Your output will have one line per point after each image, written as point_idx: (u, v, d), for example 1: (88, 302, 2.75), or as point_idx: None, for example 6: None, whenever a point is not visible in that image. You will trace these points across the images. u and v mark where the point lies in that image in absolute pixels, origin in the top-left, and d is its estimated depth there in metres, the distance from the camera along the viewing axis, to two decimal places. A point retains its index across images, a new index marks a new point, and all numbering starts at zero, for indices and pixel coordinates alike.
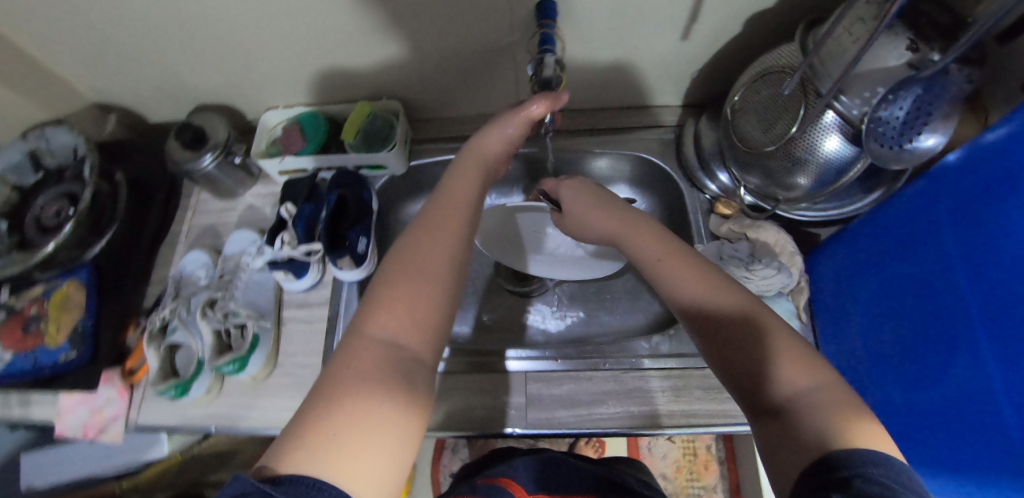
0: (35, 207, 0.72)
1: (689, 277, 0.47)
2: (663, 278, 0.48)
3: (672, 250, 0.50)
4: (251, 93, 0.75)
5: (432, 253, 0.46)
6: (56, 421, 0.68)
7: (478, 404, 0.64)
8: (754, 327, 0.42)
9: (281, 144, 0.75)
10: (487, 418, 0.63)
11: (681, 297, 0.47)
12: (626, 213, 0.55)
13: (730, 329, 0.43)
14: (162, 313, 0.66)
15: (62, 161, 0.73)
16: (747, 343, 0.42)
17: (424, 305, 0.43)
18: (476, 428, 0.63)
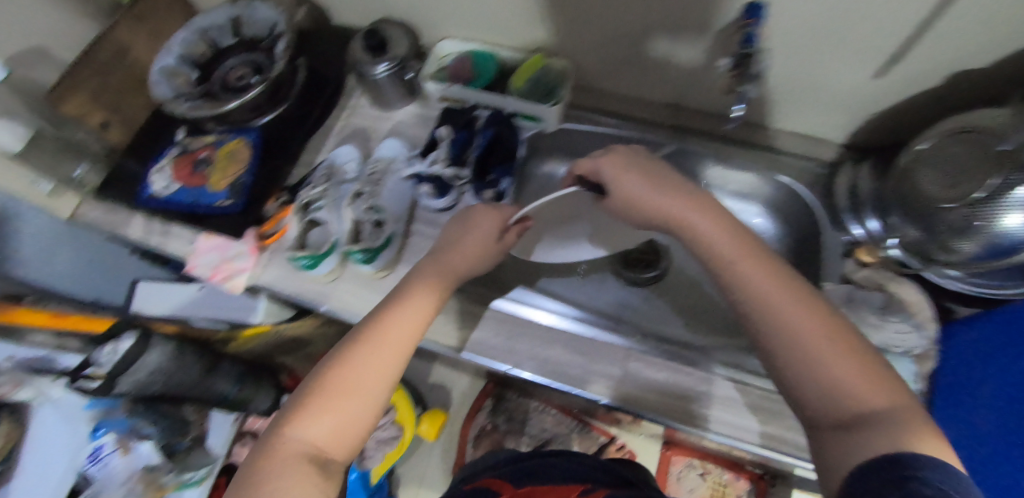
0: (224, 66, 0.78)
1: (773, 282, 0.46)
2: (745, 281, 0.47)
3: (759, 260, 0.47)
4: (435, 18, 0.79)
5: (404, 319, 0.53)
6: (189, 258, 0.74)
7: (573, 364, 0.65)
8: (837, 339, 0.42)
9: (450, 72, 0.78)
10: (579, 379, 0.64)
11: (764, 305, 0.45)
12: (693, 194, 0.54)
13: (809, 341, 0.42)
14: (312, 191, 0.71)
15: (257, 33, 0.79)
16: (830, 359, 0.41)
17: (379, 371, 0.49)
18: (566, 385, 0.64)
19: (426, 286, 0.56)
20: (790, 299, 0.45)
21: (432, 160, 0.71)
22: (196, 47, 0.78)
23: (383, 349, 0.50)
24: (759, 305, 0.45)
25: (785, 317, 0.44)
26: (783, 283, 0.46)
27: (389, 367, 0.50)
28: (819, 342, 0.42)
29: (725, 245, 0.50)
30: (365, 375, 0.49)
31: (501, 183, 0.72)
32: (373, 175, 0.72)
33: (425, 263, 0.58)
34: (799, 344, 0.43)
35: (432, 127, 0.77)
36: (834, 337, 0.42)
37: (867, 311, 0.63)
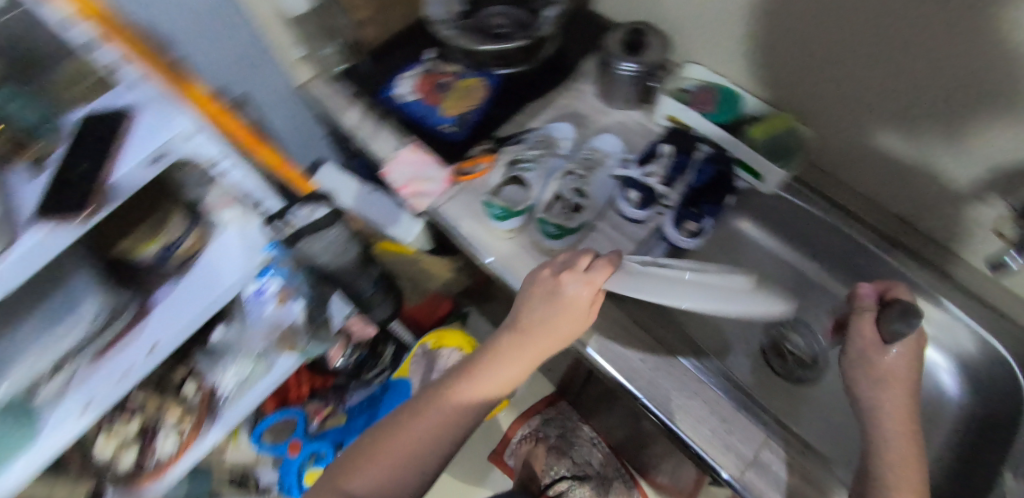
0: (489, 12, 0.81)
1: (897, 406, 0.51)
2: (890, 411, 0.51)
3: (900, 387, 0.53)
4: (697, 38, 0.78)
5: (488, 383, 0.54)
6: (388, 162, 0.76)
7: (706, 425, 0.62)
8: (906, 461, 0.48)
9: (690, 97, 0.77)
10: (708, 443, 0.61)
11: (875, 422, 0.52)
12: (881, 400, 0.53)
13: (894, 479, 0.47)
14: (528, 152, 0.73)
15: None
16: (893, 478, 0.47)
17: (434, 435, 0.53)
18: (693, 442, 0.61)
19: (515, 359, 0.53)
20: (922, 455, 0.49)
21: (646, 171, 0.72)
22: None
23: (428, 422, 0.53)
24: (885, 422, 0.51)
25: (900, 455, 0.48)
26: (908, 433, 0.50)
27: (432, 442, 0.52)
28: (911, 459, 0.48)
29: (891, 364, 0.54)
30: (414, 441, 0.52)
31: (702, 222, 0.71)
32: (587, 161, 0.73)
33: (508, 332, 0.54)
34: (881, 465, 0.48)
35: (652, 139, 0.76)
36: (911, 463, 0.48)
37: None
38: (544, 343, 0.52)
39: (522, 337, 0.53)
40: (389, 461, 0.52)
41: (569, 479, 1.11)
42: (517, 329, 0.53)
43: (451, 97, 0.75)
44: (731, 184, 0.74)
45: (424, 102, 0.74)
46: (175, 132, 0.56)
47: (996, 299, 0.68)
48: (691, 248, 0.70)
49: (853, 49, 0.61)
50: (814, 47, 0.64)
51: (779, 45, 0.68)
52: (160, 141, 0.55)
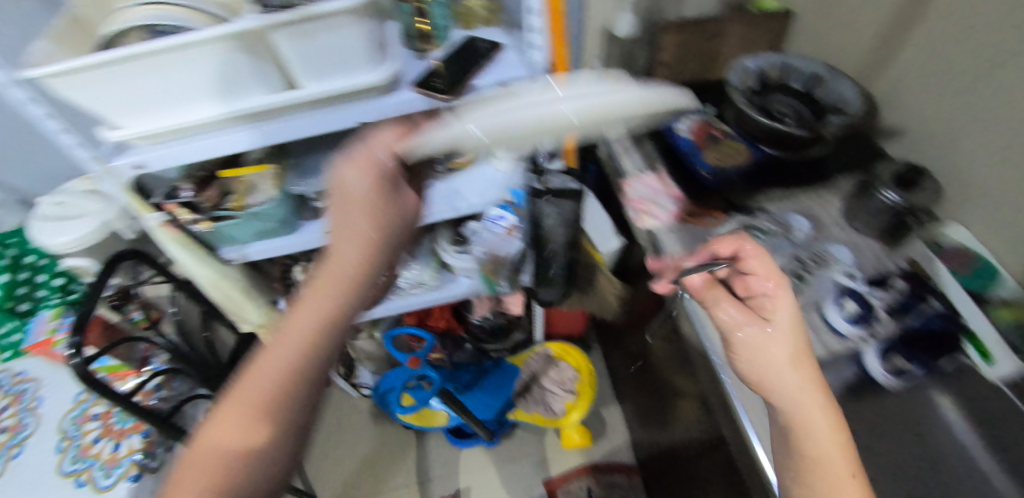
0: (777, 98, 0.86)
1: (795, 399, 0.48)
2: (766, 377, 0.50)
3: (783, 294, 0.54)
4: (975, 204, 0.76)
5: (284, 348, 0.48)
6: (632, 177, 0.87)
7: None
8: (824, 443, 0.45)
9: (945, 253, 0.76)
10: None
11: (767, 385, 0.50)
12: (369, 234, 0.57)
13: (793, 423, 0.47)
14: (764, 223, 0.78)
15: (824, 98, 0.84)
16: (828, 466, 0.44)
17: (277, 384, 0.47)
18: None
19: (301, 321, 0.50)
20: (777, 334, 0.51)
21: (871, 292, 0.71)
22: (774, 71, 0.87)
23: (261, 372, 0.47)
24: (757, 367, 0.51)
25: (792, 402, 0.48)
26: (821, 403, 0.47)
27: (274, 383, 0.47)
28: (783, 358, 0.50)
29: (746, 334, 0.53)
30: (261, 378, 0.47)
31: (909, 368, 0.68)
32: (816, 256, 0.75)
33: (306, 288, 0.53)
34: (805, 447, 0.46)
35: (890, 270, 0.77)
36: (835, 429, 0.46)
37: None
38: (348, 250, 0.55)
39: (349, 236, 0.56)
40: (282, 391, 0.47)
41: None
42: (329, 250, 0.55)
43: (716, 150, 0.80)
44: (954, 349, 0.70)
45: (692, 142, 0.80)
46: (533, 75, 0.68)
47: None
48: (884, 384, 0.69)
49: None
50: None
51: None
52: (519, 76, 0.68)
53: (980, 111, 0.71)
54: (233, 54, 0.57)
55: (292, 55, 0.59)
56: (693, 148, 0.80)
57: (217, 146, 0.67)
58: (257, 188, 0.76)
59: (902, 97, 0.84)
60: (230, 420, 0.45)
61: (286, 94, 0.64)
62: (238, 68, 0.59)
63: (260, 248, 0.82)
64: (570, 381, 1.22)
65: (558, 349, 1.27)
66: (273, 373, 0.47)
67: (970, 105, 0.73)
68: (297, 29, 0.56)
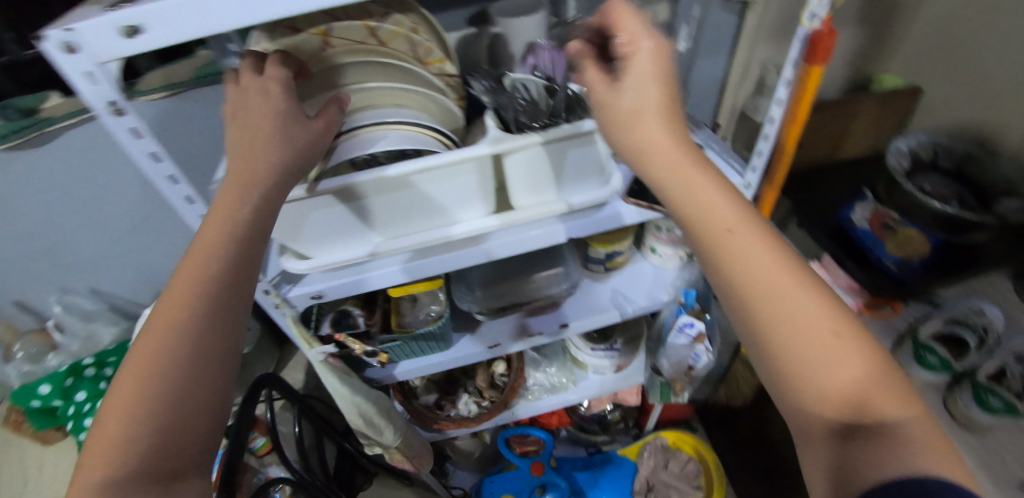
0: (933, 177, 0.85)
1: (762, 265, 0.35)
2: (730, 260, 0.36)
3: (657, 117, 0.36)
4: None
5: (192, 286, 0.37)
6: None
7: None
8: (830, 343, 0.33)
9: None
10: None
11: (730, 250, 0.36)
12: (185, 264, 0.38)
13: (822, 328, 0.34)
14: (976, 318, 0.71)
15: (983, 176, 0.83)
16: (851, 369, 0.33)
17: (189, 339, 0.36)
18: None
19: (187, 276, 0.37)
20: (705, 191, 0.37)
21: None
22: (924, 149, 0.86)
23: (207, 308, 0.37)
24: (710, 245, 0.36)
25: (718, 232, 0.36)
26: (780, 265, 0.35)
27: (186, 343, 0.36)
28: (769, 263, 0.35)
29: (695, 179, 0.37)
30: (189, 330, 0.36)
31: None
32: None
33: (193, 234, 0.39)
34: (827, 355, 0.33)
35: None
36: (836, 337, 0.34)
37: None
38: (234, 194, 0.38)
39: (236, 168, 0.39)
40: (217, 316, 0.37)
41: None
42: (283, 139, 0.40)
43: (898, 238, 0.77)
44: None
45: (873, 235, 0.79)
46: (743, 182, 0.63)
47: None
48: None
49: None
50: None
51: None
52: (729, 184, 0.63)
53: None
54: (466, 178, 0.51)
55: (519, 178, 0.53)
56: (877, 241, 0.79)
57: (398, 272, 0.58)
58: (421, 305, 0.70)
59: None
60: (135, 383, 0.34)
61: (508, 216, 0.57)
62: (461, 189, 0.53)
63: (407, 366, 0.73)
64: (696, 475, 1.08)
65: (673, 438, 1.13)
66: (181, 322, 0.36)
67: None
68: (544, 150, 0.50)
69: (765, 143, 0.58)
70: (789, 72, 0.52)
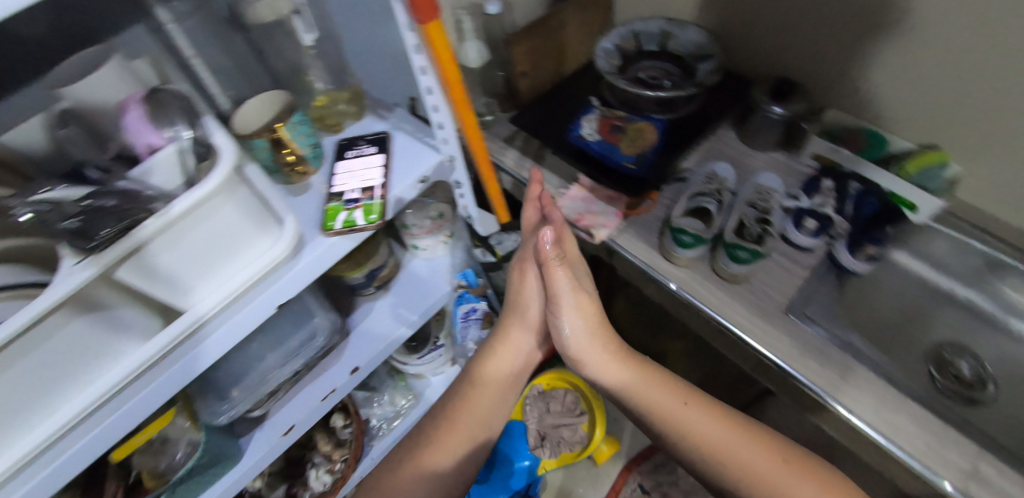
0: (641, 64, 0.90)
1: (719, 432, 0.59)
2: (684, 422, 0.61)
3: (630, 356, 0.67)
4: (834, 89, 0.85)
5: (471, 418, 0.68)
6: (557, 198, 0.84)
7: (920, 437, 0.64)
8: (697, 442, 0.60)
9: (840, 138, 0.85)
10: (928, 453, 0.63)
11: (673, 415, 0.62)
12: (475, 410, 0.69)
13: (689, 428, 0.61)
14: (710, 186, 0.79)
15: (677, 49, 0.90)
16: (733, 453, 0.58)
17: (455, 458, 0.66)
18: (914, 456, 0.63)
19: (471, 413, 0.68)
20: (639, 378, 0.66)
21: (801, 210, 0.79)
22: (625, 42, 0.91)
23: (466, 426, 0.68)
24: (659, 408, 0.63)
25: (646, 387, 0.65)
26: (726, 432, 0.59)
27: (455, 454, 0.66)
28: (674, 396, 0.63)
29: (656, 388, 0.64)
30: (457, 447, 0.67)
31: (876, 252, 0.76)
32: (762, 195, 0.78)
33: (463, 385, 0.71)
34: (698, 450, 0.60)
35: (810, 178, 0.82)
36: (782, 462, 0.56)
37: None
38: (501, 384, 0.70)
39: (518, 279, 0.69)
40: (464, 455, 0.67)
41: None
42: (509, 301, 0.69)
43: (626, 138, 0.83)
44: (898, 217, 0.77)
45: (604, 142, 0.83)
46: (445, 157, 0.61)
47: None
48: (865, 271, 0.76)
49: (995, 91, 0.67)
50: (958, 93, 0.71)
51: (928, 100, 0.75)
52: (430, 166, 0.60)
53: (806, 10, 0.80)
54: (75, 325, 0.40)
55: (153, 286, 0.43)
56: (611, 147, 0.83)
57: (86, 448, 0.46)
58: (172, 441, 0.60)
59: (734, 18, 0.91)
60: (406, 478, 0.64)
61: (166, 334, 0.47)
62: (64, 349, 0.40)
63: None
64: (576, 403, 1.15)
65: (546, 382, 1.17)
66: (475, 432, 0.68)
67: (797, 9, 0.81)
68: (157, 243, 0.40)
69: (439, 114, 0.57)
70: (412, 37, 0.50)
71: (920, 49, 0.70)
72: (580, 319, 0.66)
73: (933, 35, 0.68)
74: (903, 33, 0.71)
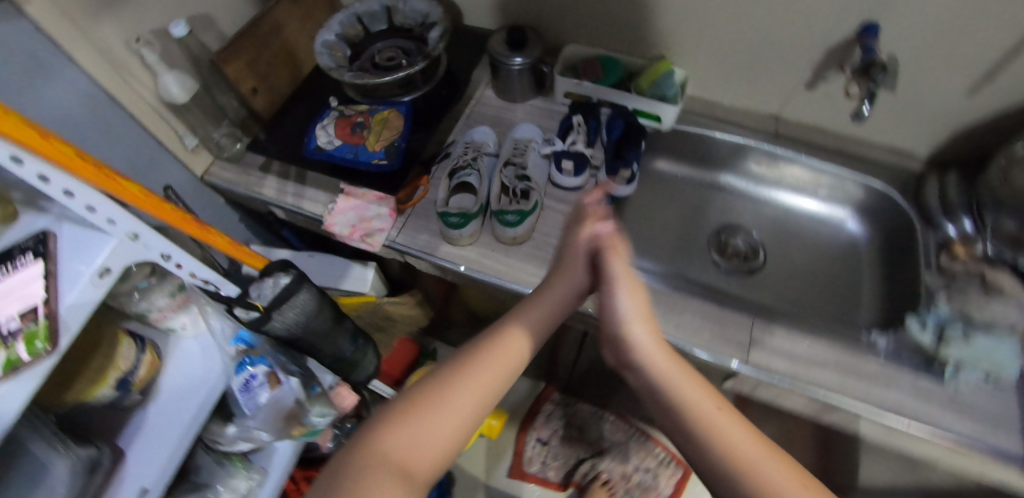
0: (374, 47, 0.85)
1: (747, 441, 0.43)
2: (722, 442, 0.42)
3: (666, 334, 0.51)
4: (564, 24, 0.87)
5: (455, 408, 0.45)
6: (326, 216, 0.77)
7: (706, 327, 0.69)
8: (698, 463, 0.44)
9: (578, 71, 0.86)
10: (714, 338, 0.68)
11: (698, 409, 0.45)
12: (469, 392, 0.46)
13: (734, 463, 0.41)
14: (465, 157, 0.77)
15: (406, 22, 0.86)
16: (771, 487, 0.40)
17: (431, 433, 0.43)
18: (702, 346, 0.68)
19: (485, 374, 0.47)
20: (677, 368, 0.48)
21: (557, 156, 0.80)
22: (351, 28, 0.85)
23: (444, 431, 0.44)
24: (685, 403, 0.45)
25: (696, 420, 0.44)
26: (750, 441, 0.43)
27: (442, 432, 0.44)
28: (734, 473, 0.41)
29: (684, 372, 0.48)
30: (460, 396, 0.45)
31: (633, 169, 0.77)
32: (518, 150, 0.78)
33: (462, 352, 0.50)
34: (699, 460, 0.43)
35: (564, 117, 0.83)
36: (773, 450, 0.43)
37: (972, 297, 0.67)
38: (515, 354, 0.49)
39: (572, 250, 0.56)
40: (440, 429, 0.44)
41: (591, 460, 1.16)
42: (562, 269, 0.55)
43: (370, 133, 0.75)
44: (643, 130, 0.81)
45: (348, 144, 0.74)
46: (124, 236, 0.51)
47: (854, 150, 0.84)
48: (630, 192, 0.78)
49: None
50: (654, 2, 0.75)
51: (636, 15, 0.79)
52: (108, 253, 0.50)
53: None
54: None
55: None
56: (354, 148, 0.74)
57: None
58: None
59: None
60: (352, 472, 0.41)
61: None
62: None
63: None
64: None
65: (417, 385, 1.10)
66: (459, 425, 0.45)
67: None
68: None
69: (77, 197, 0.46)
70: None
71: None
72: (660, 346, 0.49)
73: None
74: None
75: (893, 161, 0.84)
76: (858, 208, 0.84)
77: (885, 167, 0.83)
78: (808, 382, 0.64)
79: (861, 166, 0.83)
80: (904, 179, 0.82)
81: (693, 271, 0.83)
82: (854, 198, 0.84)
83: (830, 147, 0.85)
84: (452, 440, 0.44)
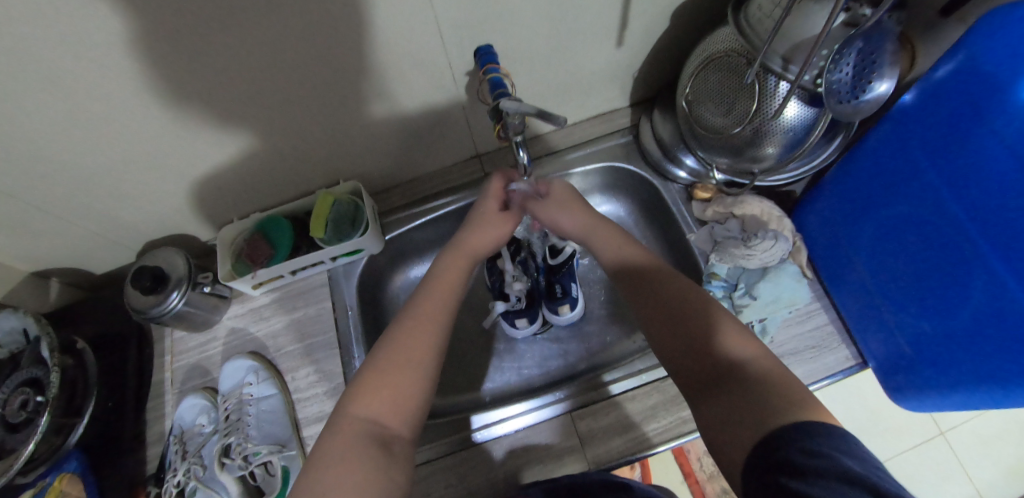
0: None
1: (420, 341, 0.49)
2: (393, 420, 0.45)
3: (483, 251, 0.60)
4: (208, 210, 0.73)
5: (419, 330, 0.50)
6: None
7: (536, 438, 0.64)
8: (733, 422, 0.39)
9: (246, 258, 0.72)
10: (548, 450, 0.63)
11: (367, 378, 0.47)
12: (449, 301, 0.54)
13: (757, 375, 0.41)
14: (174, 479, 0.62)
15: (13, 348, 0.66)
16: (414, 366, 0.48)
17: (358, 438, 0.43)
18: (539, 465, 0.63)
19: (450, 282, 0.56)
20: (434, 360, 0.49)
21: (292, 376, 0.69)
22: None
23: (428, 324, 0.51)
24: (406, 334, 0.50)
25: (405, 334, 0.50)
26: (434, 325, 0.51)
27: (382, 400, 0.46)
28: (724, 331, 0.45)
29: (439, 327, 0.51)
30: (403, 382, 0.47)
31: (572, 295, 0.76)
32: (230, 416, 0.65)
33: (423, 289, 0.55)
34: (731, 402, 0.41)
35: (331, 296, 0.75)
36: (433, 322, 0.51)
37: (733, 245, 0.67)
38: (441, 307, 0.53)
39: (463, 246, 0.60)
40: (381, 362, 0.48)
41: None
42: (464, 241, 0.60)
43: None
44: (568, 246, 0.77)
45: None
46: None
47: (562, 142, 0.81)
48: (578, 313, 0.76)
49: (284, 116, 0.61)
50: (270, 139, 0.64)
51: (278, 162, 0.68)
52: None
53: (77, 195, 0.63)
54: None
55: None
56: None
57: None
58: None
59: (41, 253, 0.70)
60: (345, 450, 0.42)
61: None
62: None
63: None
64: None
65: None
66: (411, 365, 0.48)
67: (72, 202, 0.63)
68: None
69: None
70: None
71: (199, 139, 0.60)
72: (409, 366, 0.48)
73: (187, 127, 0.57)
74: (164, 146, 0.59)
75: (601, 127, 0.81)
76: (603, 187, 0.84)
77: (598, 144, 0.81)
78: (653, 439, 0.62)
79: (577, 158, 0.81)
80: (621, 143, 0.81)
81: (511, 392, 0.77)
82: (599, 181, 0.84)
83: (544, 153, 0.81)
84: (409, 390, 0.47)
